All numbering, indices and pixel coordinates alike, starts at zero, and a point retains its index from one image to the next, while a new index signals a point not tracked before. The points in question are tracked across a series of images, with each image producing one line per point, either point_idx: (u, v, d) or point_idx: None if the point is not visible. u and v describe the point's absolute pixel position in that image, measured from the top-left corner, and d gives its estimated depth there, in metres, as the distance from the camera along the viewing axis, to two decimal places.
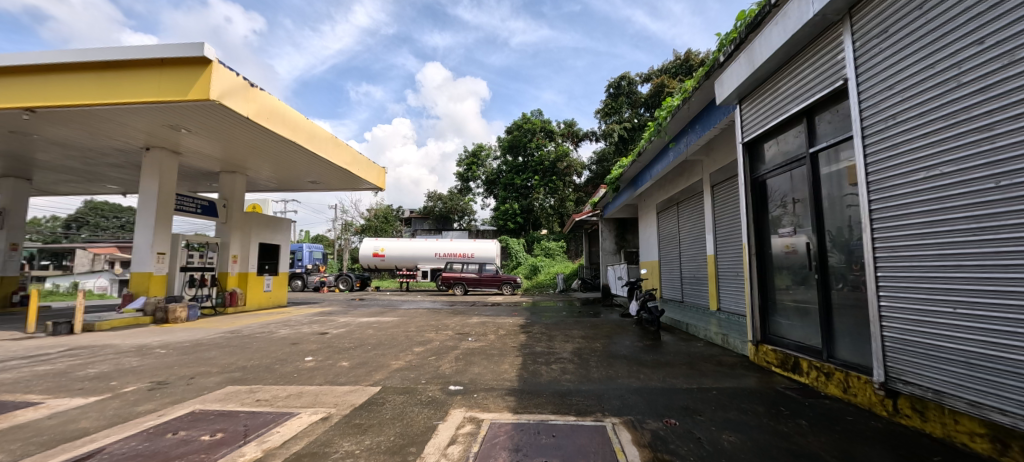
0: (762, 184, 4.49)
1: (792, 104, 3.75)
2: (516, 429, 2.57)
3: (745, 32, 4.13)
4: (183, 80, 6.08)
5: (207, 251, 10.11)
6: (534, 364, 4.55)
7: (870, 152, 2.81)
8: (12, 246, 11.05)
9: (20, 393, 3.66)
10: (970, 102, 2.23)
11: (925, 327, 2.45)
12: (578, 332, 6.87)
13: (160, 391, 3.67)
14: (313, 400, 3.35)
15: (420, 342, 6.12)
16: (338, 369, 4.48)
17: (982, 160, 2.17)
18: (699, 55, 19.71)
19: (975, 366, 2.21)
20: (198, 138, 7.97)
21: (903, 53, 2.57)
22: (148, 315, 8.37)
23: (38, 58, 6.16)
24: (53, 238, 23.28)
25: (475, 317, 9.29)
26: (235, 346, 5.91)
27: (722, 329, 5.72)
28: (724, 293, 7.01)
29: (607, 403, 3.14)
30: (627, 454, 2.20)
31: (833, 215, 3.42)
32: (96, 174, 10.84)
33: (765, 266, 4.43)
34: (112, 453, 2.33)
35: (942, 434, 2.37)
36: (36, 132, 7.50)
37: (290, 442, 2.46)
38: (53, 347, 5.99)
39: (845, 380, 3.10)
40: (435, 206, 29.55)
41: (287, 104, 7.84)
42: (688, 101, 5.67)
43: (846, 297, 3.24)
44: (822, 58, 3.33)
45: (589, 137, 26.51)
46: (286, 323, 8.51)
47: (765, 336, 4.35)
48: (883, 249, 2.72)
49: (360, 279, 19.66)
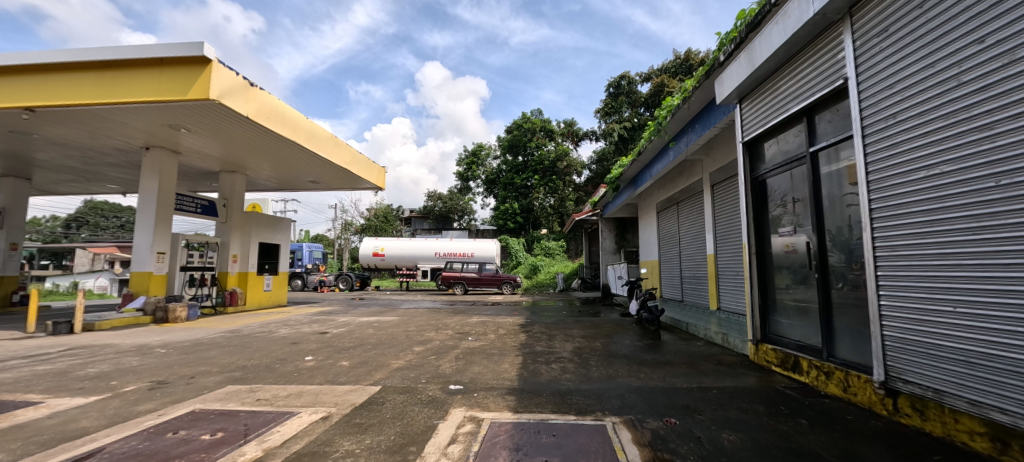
0: (762, 184, 4.49)
1: (792, 103, 3.75)
2: (516, 428, 2.57)
3: (745, 31, 4.13)
4: (183, 80, 6.07)
5: (208, 250, 10.10)
6: (534, 363, 4.55)
7: (871, 151, 2.81)
8: (12, 245, 11.04)
9: (20, 392, 3.66)
10: (970, 101, 2.23)
11: (925, 326, 2.45)
12: (578, 331, 6.87)
13: (159, 391, 3.67)
14: (313, 399, 3.35)
15: (420, 341, 6.13)
16: (338, 368, 4.48)
17: (983, 159, 2.17)
18: (699, 54, 19.69)
19: (975, 365, 2.21)
20: (198, 138, 7.96)
21: (903, 52, 2.57)
22: (148, 315, 8.37)
23: (38, 58, 6.16)
24: (53, 237, 23.27)
25: (475, 317, 9.29)
26: (235, 346, 5.92)
27: (722, 328, 5.73)
28: (724, 293, 7.01)
29: (607, 402, 3.14)
30: (627, 454, 2.20)
31: (833, 215, 3.42)
32: (95, 173, 10.83)
33: (765, 265, 4.43)
34: (111, 452, 2.33)
35: (942, 433, 2.37)
36: (35, 132, 7.49)
37: (290, 442, 2.47)
38: (54, 347, 5.99)
39: (845, 379, 3.11)
40: (435, 206, 29.55)
41: (286, 104, 7.83)
42: (688, 100, 5.66)
43: (846, 296, 3.24)
44: (822, 57, 3.33)
45: (589, 137, 26.50)
46: (286, 322, 8.51)
47: (765, 335, 4.35)
48: (883, 249, 2.72)
49: (360, 278, 19.67)
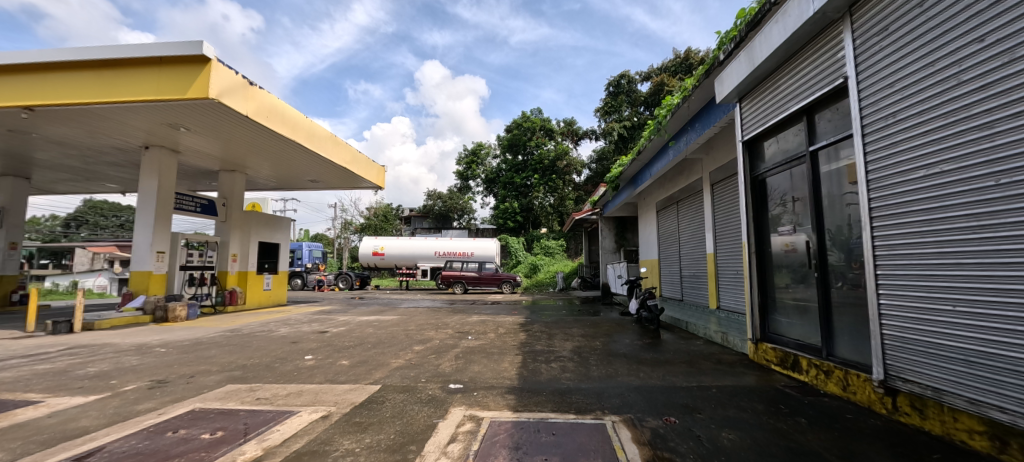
0: (762, 183, 4.48)
1: (792, 102, 3.75)
2: (516, 427, 2.57)
3: (746, 29, 4.12)
4: (183, 79, 6.06)
5: (207, 249, 10.11)
6: (534, 362, 4.56)
7: (871, 150, 2.81)
8: (12, 245, 11.05)
9: (20, 391, 3.66)
10: (970, 100, 2.23)
11: (925, 325, 2.45)
12: (577, 331, 6.87)
13: (159, 390, 3.67)
14: (313, 398, 3.36)
15: (420, 340, 6.14)
16: (339, 367, 4.48)
17: (982, 157, 2.17)
18: (699, 53, 19.66)
19: (975, 364, 2.22)
20: (197, 137, 7.96)
21: (903, 51, 2.57)
22: (148, 314, 8.38)
23: (38, 57, 6.16)
24: (53, 237, 23.25)
25: (474, 316, 9.29)
26: (235, 345, 5.93)
27: (722, 328, 5.74)
28: (724, 292, 7.01)
29: (607, 401, 3.15)
30: (627, 452, 2.20)
31: (833, 214, 3.42)
32: (94, 173, 10.82)
33: (764, 264, 4.44)
34: (111, 451, 2.33)
35: (942, 432, 2.37)
36: (35, 131, 7.48)
37: (290, 441, 2.47)
38: (54, 346, 5.99)
39: (845, 378, 3.11)
40: (434, 205, 29.56)
41: (286, 103, 7.82)
42: (688, 99, 5.66)
43: (846, 295, 3.24)
44: (822, 56, 3.33)
45: (589, 135, 26.48)
46: (286, 322, 8.51)
47: (765, 334, 4.35)
48: (883, 248, 2.72)
49: (360, 278, 19.67)
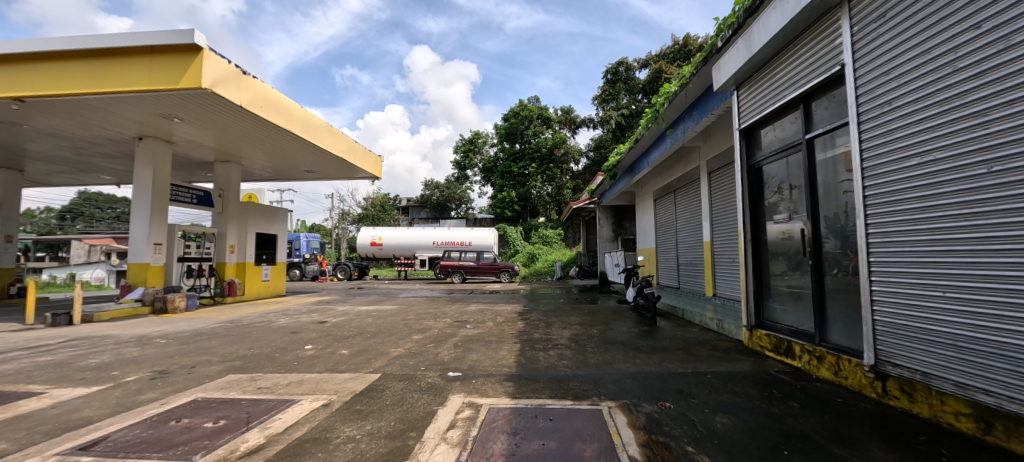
0: (758, 171, 4.48)
1: (790, 90, 3.71)
2: (514, 413, 2.63)
3: (745, 15, 4.02)
4: (172, 67, 5.95)
5: (205, 240, 10.13)
6: (532, 349, 4.63)
7: (866, 138, 2.82)
8: (6, 238, 11.06)
9: (22, 383, 3.69)
10: (965, 88, 2.23)
11: (917, 309, 2.49)
12: (575, 319, 6.95)
13: (161, 380, 3.71)
14: (314, 387, 3.40)
15: (419, 329, 6.19)
16: (339, 357, 4.53)
17: (976, 145, 2.18)
18: (699, 39, 19.39)
19: (962, 349, 2.26)
20: (191, 127, 7.86)
21: (902, 37, 2.55)
22: (148, 305, 8.41)
23: (26, 46, 6.06)
24: (48, 228, 23.05)
25: (473, 305, 9.37)
26: (235, 335, 5.97)
27: (718, 315, 5.82)
28: (719, 279, 7.11)
29: (604, 387, 3.20)
30: (621, 437, 2.25)
31: (828, 201, 3.44)
32: (88, 164, 10.74)
33: (761, 252, 4.45)
34: (117, 440, 2.37)
35: (929, 414, 2.43)
36: (25, 122, 7.38)
37: (291, 428, 2.51)
38: (53, 338, 5.99)
39: (836, 363, 3.18)
40: (432, 195, 29.34)
41: (281, 93, 7.74)
42: (687, 86, 5.58)
43: (839, 282, 3.30)
44: (821, 42, 3.29)
45: (588, 124, 26.24)
46: (285, 312, 8.54)
47: (759, 321, 4.41)
48: (876, 235, 2.75)
49: (359, 268, 19.81)
